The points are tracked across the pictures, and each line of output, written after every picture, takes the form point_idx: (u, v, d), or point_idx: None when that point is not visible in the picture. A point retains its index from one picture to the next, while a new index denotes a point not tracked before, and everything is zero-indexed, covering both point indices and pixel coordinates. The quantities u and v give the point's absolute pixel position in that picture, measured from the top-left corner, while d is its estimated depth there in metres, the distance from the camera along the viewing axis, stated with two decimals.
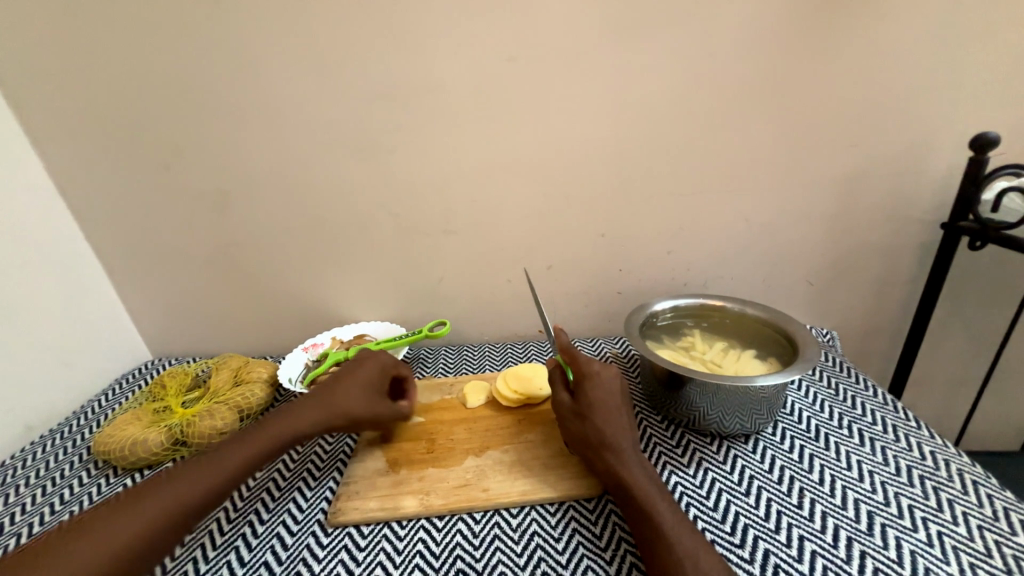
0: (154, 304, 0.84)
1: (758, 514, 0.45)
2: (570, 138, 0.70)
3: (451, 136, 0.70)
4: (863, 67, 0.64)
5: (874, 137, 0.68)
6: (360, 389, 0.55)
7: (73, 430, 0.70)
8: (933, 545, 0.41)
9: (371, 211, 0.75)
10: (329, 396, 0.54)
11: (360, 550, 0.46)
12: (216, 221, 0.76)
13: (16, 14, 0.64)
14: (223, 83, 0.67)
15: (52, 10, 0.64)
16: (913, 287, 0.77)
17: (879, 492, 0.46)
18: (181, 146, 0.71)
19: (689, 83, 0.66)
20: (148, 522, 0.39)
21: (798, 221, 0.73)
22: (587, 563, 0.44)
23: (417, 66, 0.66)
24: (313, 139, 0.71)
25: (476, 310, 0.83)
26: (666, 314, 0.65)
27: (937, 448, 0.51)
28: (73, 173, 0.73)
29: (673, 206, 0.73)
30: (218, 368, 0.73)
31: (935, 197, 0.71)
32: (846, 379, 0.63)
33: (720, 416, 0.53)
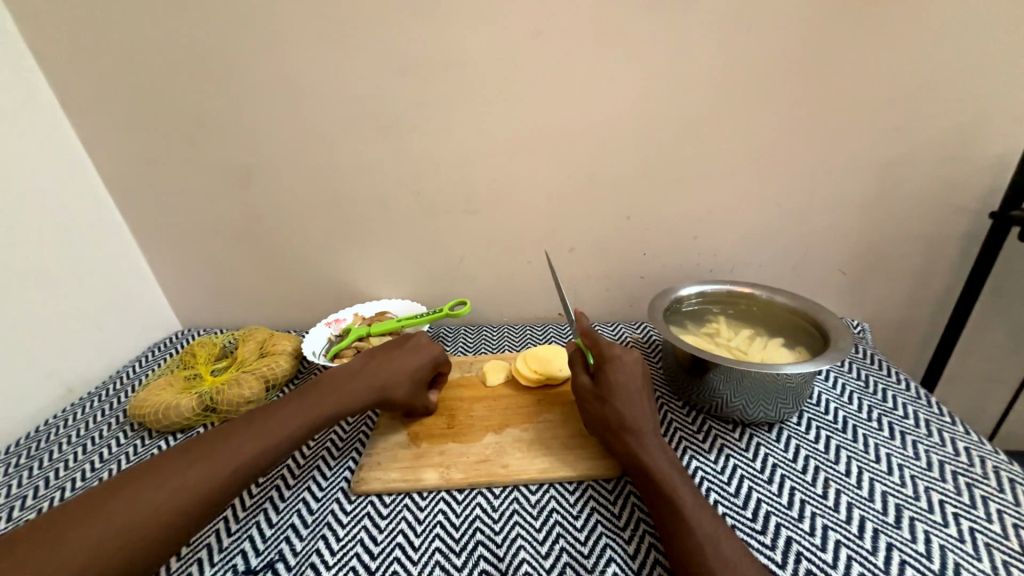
0: (183, 276, 0.86)
1: (781, 502, 0.44)
2: (598, 117, 0.68)
3: (474, 111, 0.69)
4: (915, 44, 0.60)
5: (923, 119, 0.64)
6: (408, 375, 0.57)
7: (110, 394, 0.73)
8: (964, 540, 0.40)
9: (394, 189, 0.75)
10: (380, 373, 0.55)
11: (383, 518, 0.48)
12: (242, 196, 0.77)
13: None
14: (249, 55, 0.67)
15: None
16: (952, 279, 0.74)
17: (907, 485, 0.45)
18: (208, 121, 0.72)
19: (726, 59, 0.63)
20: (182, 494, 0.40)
21: (832, 209, 0.71)
22: (605, 541, 0.44)
23: (443, 39, 0.65)
24: (336, 114, 0.70)
25: (496, 291, 0.83)
26: (692, 300, 0.64)
27: (971, 444, 0.49)
28: (104, 146, 0.75)
29: (701, 190, 0.71)
30: (245, 340, 0.75)
31: (985, 184, 0.67)
32: (876, 371, 0.61)
33: (743, 403, 0.52)
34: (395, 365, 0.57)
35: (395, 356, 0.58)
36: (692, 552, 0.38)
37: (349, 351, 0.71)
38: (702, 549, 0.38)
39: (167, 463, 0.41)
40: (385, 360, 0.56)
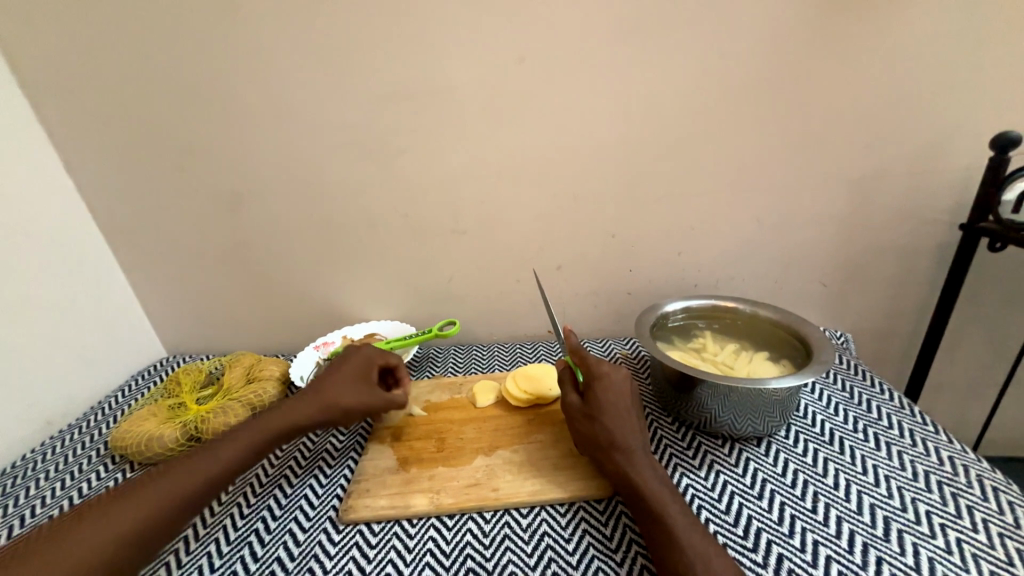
0: (169, 303, 0.85)
1: (771, 518, 0.44)
2: (581, 139, 0.69)
3: (461, 135, 0.70)
4: (880, 66, 0.63)
5: (890, 136, 0.67)
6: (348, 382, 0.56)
7: (91, 426, 0.71)
8: (952, 551, 0.40)
9: (383, 212, 0.76)
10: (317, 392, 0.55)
11: (371, 548, 0.47)
12: (230, 221, 0.78)
13: (40, 20, 0.66)
14: (237, 84, 0.68)
15: (75, 17, 0.66)
16: (930, 288, 0.76)
17: (894, 496, 0.45)
18: (197, 148, 0.72)
19: (701, 83, 0.65)
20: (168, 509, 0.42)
21: (811, 223, 0.72)
22: (598, 564, 0.43)
23: (428, 66, 0.66)
24: (325, 139, 0.71)
25: (486, 310, 0.83)
26: (677, 316, 0.64)
27: (955, 453, 0.50)
28: (91, 174, 0.75)
29: (684, 207, 0.73)
30: (232, 366, 0.74)
31: (954, 197, 0.69)
32: (861, 382, 0.62)
33: (732, 418, 0.52)
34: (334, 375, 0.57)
35: (331, 369, 0.58)
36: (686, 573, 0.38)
37: None
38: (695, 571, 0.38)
39: (145, 496, 0.42)
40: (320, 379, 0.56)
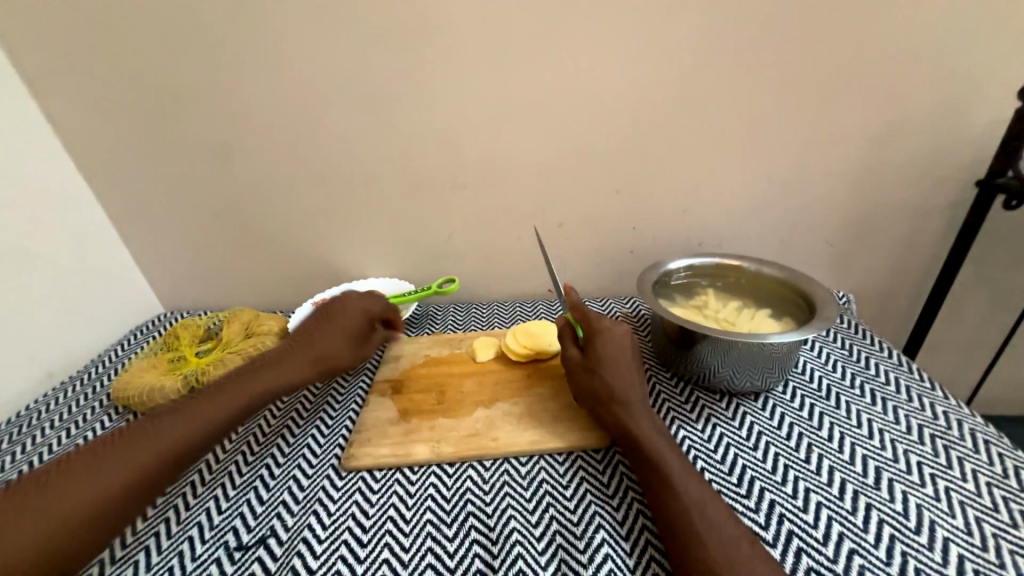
0: (161, 257, 0.84)
1: (766, 468, 0.45)
2: (588, 86, 0.66)
3: (460, 80, 0.66)
4: (910, 6, 0.59)
5: (915, 85, 0.63)
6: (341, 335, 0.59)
7: (92, 378, 0.71)
8: (940, 499, 0.41)
9: (379, 163, 0.73)
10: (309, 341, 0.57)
11: (374, 493, 0.48)
12: (220, 172, 0.75)
13: None
14: (220, 20, 0.63)
15: None
16: (936, 249, 0.74)
17: (887, 448, 0.46)
18: (180, 92, 0.68)
19: (720, 23, 0.61)
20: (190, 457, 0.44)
21: (821, 179, 0.70)
22: (595, 510, 0.45)
23: (426, 2, 0.62)
24: (316, 83, 0.67)
25: (486, 268, 0.82)
26: (680, 274, 0.63)
27: (949, 408, 0.50)
28: (70, 119, 0.71)
29: (692, 161, 0.70)
30: (230, 321, 0.73)
31: (972, 152, 0.67)
32: (860, 340, 0.61)
33: (731, 373, 0.52)
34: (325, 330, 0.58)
35: (325, 318, 0.59)
36: (680, 517, 0.39)
37: None
38: (689, 514, 0.39)
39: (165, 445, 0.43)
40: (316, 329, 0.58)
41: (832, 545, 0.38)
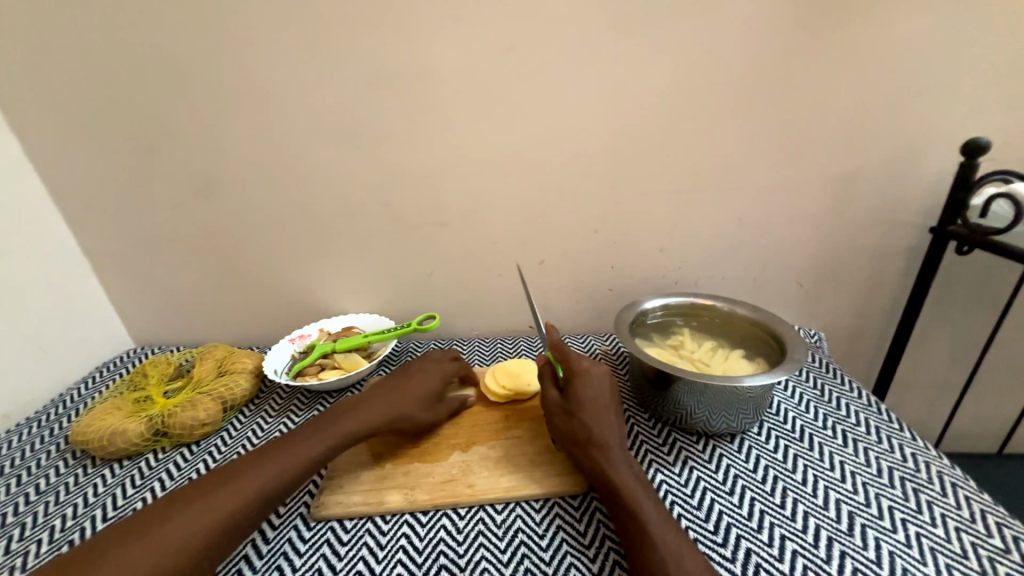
0: (136, 292, 0.82)
1: (742, 514, 0.45)
2: (565, 134, 0.69)
3: (443, 125, 0.69)
4: (859, 69, 0.64)
5: (867, 139, 0.68)
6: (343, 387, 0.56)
7: (51, 418, 0.68)
8: (911, 545, 0.41)
9: (362, 202, 0.74)
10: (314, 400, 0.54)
11: (343, 545, 0.46)
12: (202, 209, 0.75)
13: None
14: (209, 66, 0.66)
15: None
16: (900, 289, 0.78)
17: (858, 491, 0.46)
18: (166, 132, 0.70)
19: (686, 80, 0.65)
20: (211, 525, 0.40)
21: (789, 223, 0.74)
22: (570, 560, 0.44)
23: (410, 54, 0.65)
24: (302, 125, 0.69)
25: (467, 305, 0.82)
26: (656, 313, 0.65)
27: (917, 450, 0.51)
28: (51, 155, 0.72)
29: (666, 204, 0.73)
30: (203, 359, 0.72)
31: (926, 199, 0.71)
32: (831, 380, 0.63)
33: (706, 414, 0.53)
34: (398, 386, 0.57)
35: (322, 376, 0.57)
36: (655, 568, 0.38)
37: (313, 370, 0.69)
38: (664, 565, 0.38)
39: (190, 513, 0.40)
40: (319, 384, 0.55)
41: None
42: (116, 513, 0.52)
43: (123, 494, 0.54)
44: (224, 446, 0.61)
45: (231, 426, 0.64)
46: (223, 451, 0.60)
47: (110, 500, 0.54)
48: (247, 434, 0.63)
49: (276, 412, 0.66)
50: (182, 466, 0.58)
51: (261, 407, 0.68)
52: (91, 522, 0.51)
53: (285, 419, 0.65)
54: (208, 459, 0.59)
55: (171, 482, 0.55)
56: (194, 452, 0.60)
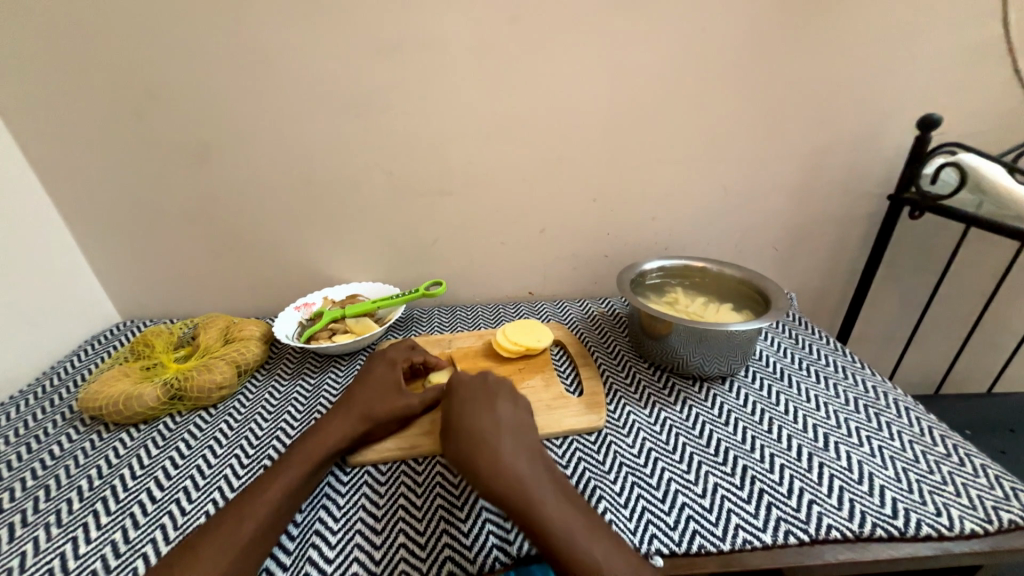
0: (124, 263, 0.80)
1: (737, 439, 0.51)
2: (566, 104, 0.72)
3: (448, 93, 0.70)
4: (832, 50, 0.70)
5: (838, 114, 0.75)
6: (377, 390, 0.55)
7: (48, 391, 0.66)
8: (876, 455, 0.48)
9: (366, 169, 0.74)
10: (352, 407, 0.53)
11: (381, 484, 0.50)
12: (197, 176, 0.73)
13: None
14: (204, 24, 0.64)
15: None
16: (859, 252, 0.87)
17: (832, 417, 0.53)
18: (159, 95, 0.67)
19: (680, 54, 0.69)
20: (274, 501, 0.44)
21: (767, 193, 0.80)
22: (594, 483, 0.47)
23: (415, 20, 0.65)
24: (306, 91, 0.68)
25: (469, 271, 0.85)
26: (653, 274, 0.70)
27: (877, 382, 0.59)
28: (26, 115, 0.67)
29: (658, 175, 0.78)
30: (206, 327, 0.71)
31: (884, 171, 0.79)
32: (803, 330, 0.71)
33: (702, 360, 0.59)
34: (358, 388, 0.55)
35: (356, 384, 0.56)
36: (527, 514, 0.39)
37: (324, 334, 0.71)
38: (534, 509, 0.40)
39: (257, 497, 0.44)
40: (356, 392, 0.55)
41: (795, 498, 0.44)
42: (145, 471, 0.52)
43: (149, 454, 0.55)
44: (243, 408, 0.62)
45: (246, 390, 0.65)
46: (243, 412, 0.61)
47: (135, 460, 0.54)
48: (264, 396, 0.64)
49: (290, 375, 0.67)
50: (204, 427, 0.59)
51: (273, 372, 0.68)
52: (121, 481, 0.51)
53: (300, 381, 0.66)
54: (229, 420, 0.60)
55: (196, 442, 0.56)
56: (213, 415, 0.61)
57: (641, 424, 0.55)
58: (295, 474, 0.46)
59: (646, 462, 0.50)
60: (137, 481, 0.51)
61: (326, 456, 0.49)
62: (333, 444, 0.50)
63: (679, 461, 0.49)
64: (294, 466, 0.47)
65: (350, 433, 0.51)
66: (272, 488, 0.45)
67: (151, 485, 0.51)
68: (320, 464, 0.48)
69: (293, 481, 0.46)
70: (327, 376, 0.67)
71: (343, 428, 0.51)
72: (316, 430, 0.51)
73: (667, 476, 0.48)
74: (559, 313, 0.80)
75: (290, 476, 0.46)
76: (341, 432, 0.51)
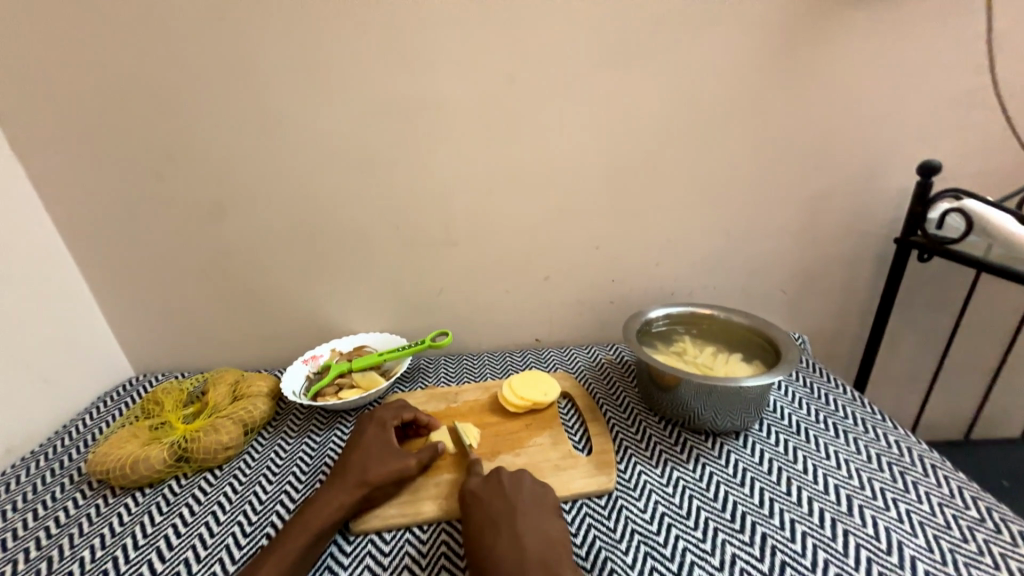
0: (141, 319, 0.82)
1: (753, 502, 0.49)
2: (567, 159, 0.74)
3: (454, 152, 0.73)
4: (824, 100, 0.72)
5: (835, 160, 0.76)
6: (373, 451, 0.55)
7: (58, 451, 0.66)
8: (904, 521, 0.46)
9: (375, 225, 0.77)
10: (351, 472, 0.52)
11: (385, 555, 0.48)
12: (213, 235, 0.76)
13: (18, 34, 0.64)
14: (226, 99, 0.68)
15: (57, 33, 0.64)
16: (869, 293, 0.85)
17: (853, 477, 0.51)
18: (181, 162, 0.71)
19: (676, 109, 0.72)
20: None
21: (770, 237, 0.81)
22: (605, 554, 0.45)
23: (421, 88, 0.69)
24: (319, 155, 0.72)
25: (476, 320, 0.85)
26: (660, 322, 0.69)
27: (900, 437, 0.56)
28: (59, 182, 0.72)
29: (660, 222, 0.79)
30: (215, 382, 0.72)
31: (888, 213, 0.79)
32: (819, 378, 0.68)
33: (713, 415, 0.57)
34: (352, 453, 0.54)
35: (351, 446, 0.56)
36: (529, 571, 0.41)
37: (331, 390, 0.71)
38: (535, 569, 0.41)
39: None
40: (356, 454, 0.54)
41: (819, 571, 0.42)
42: (148, 540, 0.51)
43: (153, 519, 0.54)
44: (248, 468, 0.61)
45: (253, 449, 0.65)
46: (248, 474, 0.60)
47: (138, 527, 0.53)
48: (269, 456, 0.63)
49: (296, 432, 0.67)
50: (209, 490, 0.58)
51: (280, 429, 0.68)
52: (123, 551, 0.50)
53: (306, 439, 0.65)
54: (234, 482, 0.59)
55: (200, 507, 0.55)
56: (218, 476, 0.60)
57: (653, 485, 0.53)
58: (290, 555, 0.45)
59: (659, 528, 0.48)
60: (139, 551, 0.50)
61: (327, 529, 0.48)
62: (332, 514, 0.48)
63: (694, 527, 0.47)
64: (287, 546, 0.45)
65: (350, 504, 0.49)
66: (267, 571, 0.43)
67: (153, 556, 0.49)
68: (316, 536, 0.47)
69: (289, 560, 0.44)
70: (333, 433, 0.66)
71: (342, 496, 0.50)
72: (318, 500, 0.50)
73: (681, 545, 0.45)
74: (566, 361, 0.79)
75: (283, 554, 0.44)
76: (342, 498, 0.50)
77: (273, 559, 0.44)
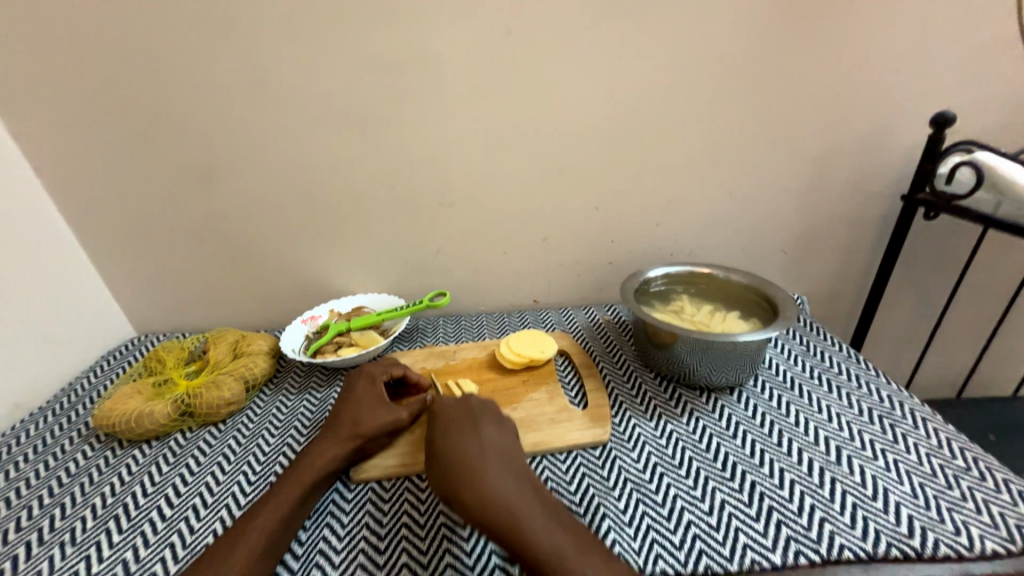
0: (137, 281, 0.81)
1: (745, 452, 0.50)
2: (566, 114, 0.71)
3: (450, 106, 0.70)
4: (839, 49, 0.68)
5: (846, 115, 0.73)
6: (364, 406, 0.56)
7: (65, 408, 0.67)
8: (891, 470, 0.47)
9: (369, 183, 0.75)
10: (345, 425, 0.53)
11: (385, 502, 0.50)
12: (204, 195, 0.74)
13: None
14: (208, 49, 0.65)
15: None
16: (871, 253, 0.84)
17: (844, 429, 0.52)
18: (165, 118, 0.69)
19: (683, 59, 0.68)
20: (274, 526, 0.44)
21: (774, 196, 0.79)
22: (598, 500, 0.47)
23: (414, 36, 0.65)
24: (309, 109, 0.69)
25: (474, 281, 0.85)
26: (658, 281, 0.69)
27: (893, 392, 0.57)
28: (39, 139, 0.69)
29: (662, 181, 0.77)
30: (215, 341, 0.72)
31: (897, 170, 0.77)
32: (816, 336, 0.68)
33: (708, 370, 0.57)
34: (344, 408, 0.55)
35: (343, 402, 0.57)
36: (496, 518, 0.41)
37: (330, 348, 0.72)
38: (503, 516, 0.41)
39: (258, 522, 0.44)
40: (349, 409, 0.55)
41: (805, 516, 0.43)
42: (156, 489, 0.53)
43: (160, 470, 0.56)
44: (251, 423, 0.62)
45: (255, 404, 0.66)
46: (251, 428, 0.62)
47: (147, 477, 0.55)
48: (271, 412, 0.64)
49: (297, 390, 0.68)
50: (213, 443, 0.60)
51: (281, 386, 0.69)
52: (133, 498, 0.52)
53: (307, 396, 0.66)
54: (237, 436, 0.60)
55: (205, 459, 0.57)
56: (222, 430, 0.62)
57: (647, 437, 0.54)
58: (290, 502, 0.46)
59: (651, 477, 0.49)
60: (148, 499, 0.52)
61: (326, 477, 0.49)
62: (331, 464, 0.50)
63: (685, 476, 0.49)
64: (288, 492, 0.47)
65: (348, 455, 0.51)
66: (269, 516, 0.45)
67: (161, 503, 0.52)
68: (316, 483, 0.48)
69: (290, 505, 0.46)
70: (332, 390, 0.67)
71: (340, 447, 0.51)
72: (316, 451, 0.51)
73: (672, 493, 0.47)
74: (563, 322, 0.80)
75: (283, 500, 0.46)
76: (339, 449, 0.51)
77: (276, 504, 0.46)
